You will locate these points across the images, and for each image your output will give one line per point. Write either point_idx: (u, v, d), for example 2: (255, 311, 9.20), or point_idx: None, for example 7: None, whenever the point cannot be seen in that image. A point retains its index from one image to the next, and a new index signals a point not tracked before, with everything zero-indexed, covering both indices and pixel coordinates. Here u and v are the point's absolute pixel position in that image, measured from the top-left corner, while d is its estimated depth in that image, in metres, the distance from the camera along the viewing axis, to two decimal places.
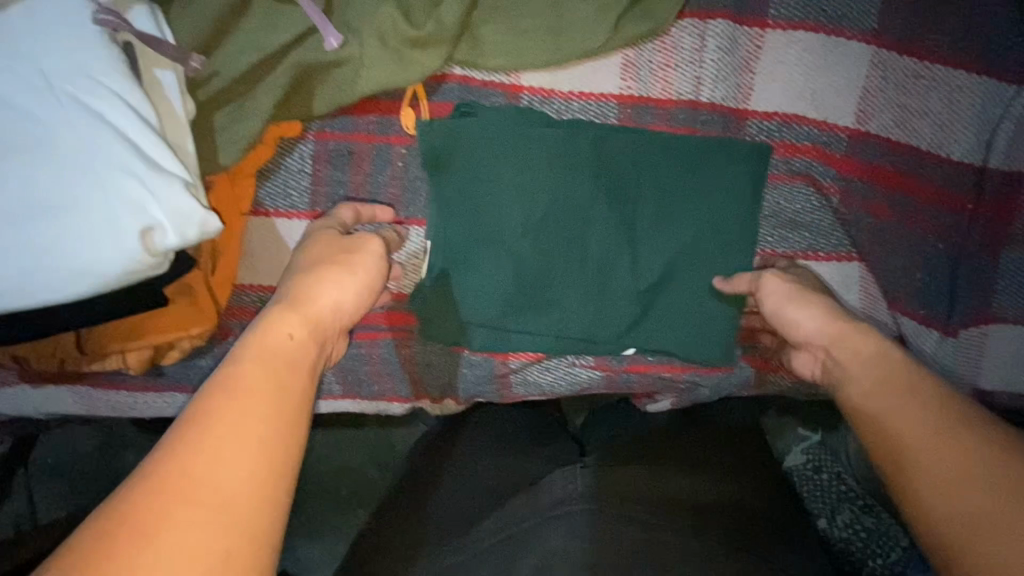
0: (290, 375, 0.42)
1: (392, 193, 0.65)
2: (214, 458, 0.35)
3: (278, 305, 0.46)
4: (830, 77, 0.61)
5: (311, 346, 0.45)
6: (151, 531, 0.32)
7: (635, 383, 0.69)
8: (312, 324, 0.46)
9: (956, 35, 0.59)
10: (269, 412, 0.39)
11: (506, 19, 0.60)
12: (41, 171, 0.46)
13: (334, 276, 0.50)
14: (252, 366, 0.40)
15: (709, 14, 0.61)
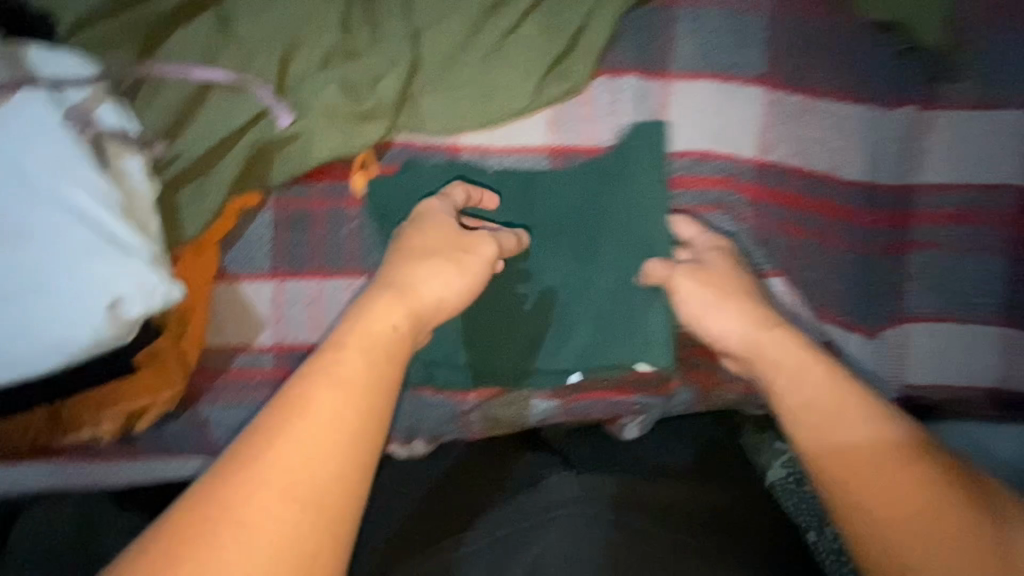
0: (389, 364, 0.48)
1: (349, 250, 0.70)
2: (311, 427, 0.42)
3: (383, 293, 0.52)
4: (733, 117, 0.68)
5: (412, 336, 0.51)
6: (251, 484, 0.39)
7: (591, 408, 0.72)
8: (412, 312, 0.52)
9: (840, 71, 0.66)
10: (362, 391, 0.45)
11: (442, 91, 0.68)
12: (13, 256, 0.50)
13: (443, 273, 0.55)
14: (356, 353, 0.46)
15: (619, 72, 0.68)
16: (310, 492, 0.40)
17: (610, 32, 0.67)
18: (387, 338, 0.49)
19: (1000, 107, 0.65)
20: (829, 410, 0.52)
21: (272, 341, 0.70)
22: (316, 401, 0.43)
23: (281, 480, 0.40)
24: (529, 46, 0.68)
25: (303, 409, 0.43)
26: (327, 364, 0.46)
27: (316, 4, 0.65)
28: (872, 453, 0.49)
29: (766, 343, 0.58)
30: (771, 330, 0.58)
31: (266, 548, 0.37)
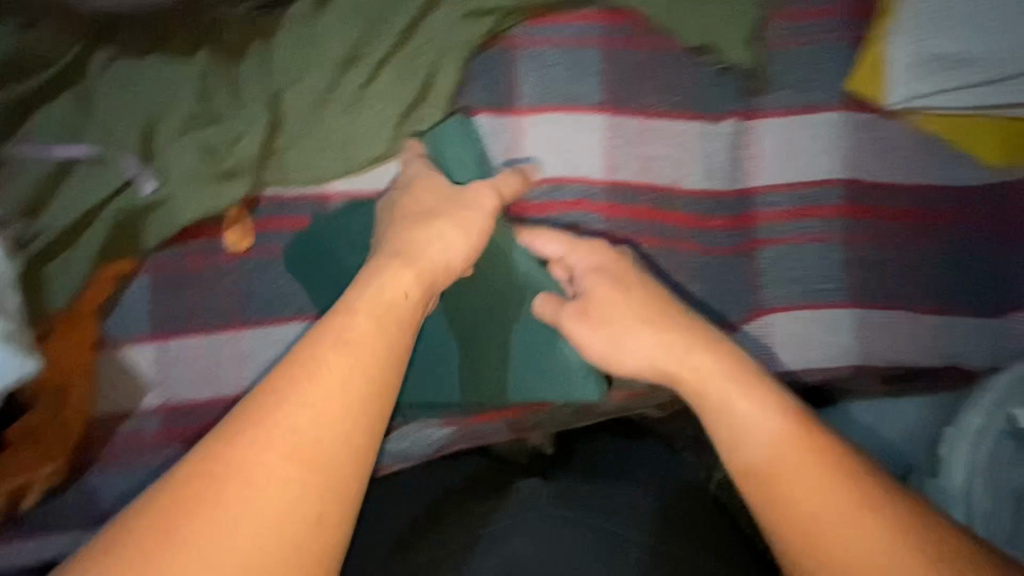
0: (395, 331, 0.52)
1: (228, 303, 0.72)
2: (323, 386, 0.47)
3: (392, 263, 0.57)
4: (580, 142, 0.73)
5: (418, 300, 0.56)
6: (266, 435, 0.44)
7: (486, 432, 0.75)
8: (418, 276, 0.57)
9: (670, 92, 0.72)
10: (373, 353, 0.50)
11: (306, 145, 0.72)
12: None
13: (442, 234, 0.60)
14: (365, 317, 0.51)
15: (471, 111, 0.74)
16: (315, 447, 0.45)
17: (458, 76, 0.73)
18: (396, 301, 0.54)
19: (815, 112, 0.71)
20: (763, 443, 0.51)
21: (159, 401, 0.71)
22: (325, 363, 0.48)
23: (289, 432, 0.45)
24: (385, 95, 0.73)
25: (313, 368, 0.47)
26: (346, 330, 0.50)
27: (174, 75, 0.68)
28: (801, 473, 0.49)
29: (695, 360, 0.56)
30: (693, 354, 0.56)
31: (272, 494, 0.43)
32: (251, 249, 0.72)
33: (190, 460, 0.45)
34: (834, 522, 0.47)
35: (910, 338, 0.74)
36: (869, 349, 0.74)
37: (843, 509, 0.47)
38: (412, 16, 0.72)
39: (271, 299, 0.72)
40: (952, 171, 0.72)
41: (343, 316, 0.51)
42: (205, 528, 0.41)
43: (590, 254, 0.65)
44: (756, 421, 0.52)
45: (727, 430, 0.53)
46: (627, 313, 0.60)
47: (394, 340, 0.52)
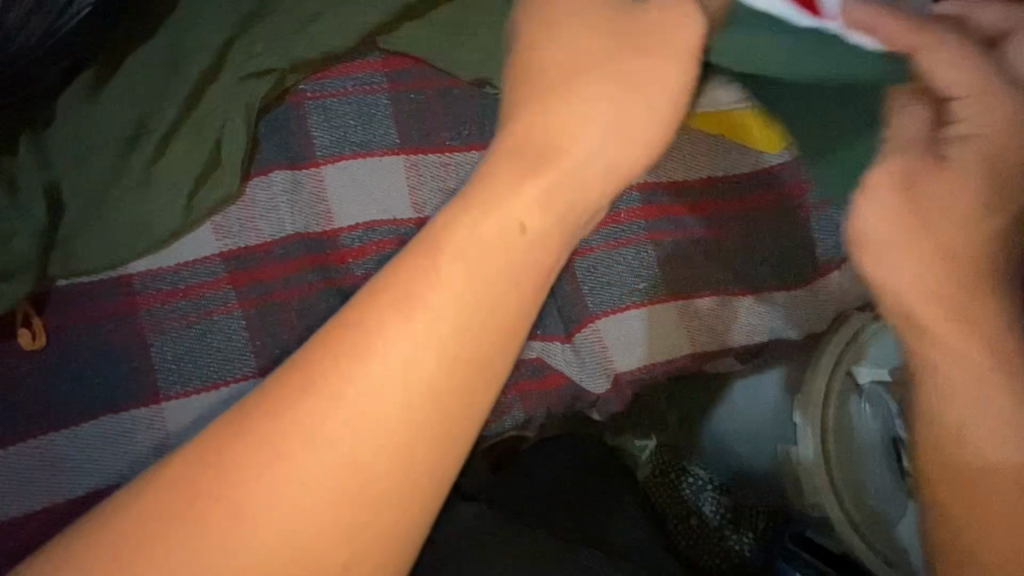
0: (484, 312, 0.42)
1: (31, 409, 0.67)
2: (387, 365, 0.40)
3: (553, 162, 0.46)
4: (382, 185, 0.74)
5: (541, 242, 0.45)
6: (306, 436, 0.39)
7: None
8: (547, 195, 0.45)
9: (459, 126, 0.76)
10: (458, 333, 0.41)
11: (94, 230, 0.70)
12: None
13: (583, 112, 0.47)
14: (450, 277, 0.41)
15: (268, 169, 0.74)
16: (369, 459, 0.40)
17: (248, 136, 0.73)
18: (493, 241, 0.43)
19: None
20: (966, 365, 0.52)
21: None
22: (391, 330, 0.40)
23: (334, 424, 0.39)
24: (177, 168, 0.72)
25: (393, 326, 0.40)
26: (458, 245, 0.42)
27: None
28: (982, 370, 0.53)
29: (956, 270, 0.52)
30: (951, 325, 0.52)
31: (297, 511, 0.39)
32: (47, 346, 0.68)
33: (210, 449, 0.40)
34: (1001, 469, 0.52)
35: (732, 320, 0.78)
36: (694, 338, 0.77)
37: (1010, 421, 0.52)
38: (191, 88, 0.72)
39: (77, 397, 0.68)
40: (736, 158, 0.78)
41: (462, 247, 0.42)
42: (242, 517, 0.39)
43: (985, 115, 0.50)
44: (952, 326, 0.52)
45: (937, 350, 0.53)
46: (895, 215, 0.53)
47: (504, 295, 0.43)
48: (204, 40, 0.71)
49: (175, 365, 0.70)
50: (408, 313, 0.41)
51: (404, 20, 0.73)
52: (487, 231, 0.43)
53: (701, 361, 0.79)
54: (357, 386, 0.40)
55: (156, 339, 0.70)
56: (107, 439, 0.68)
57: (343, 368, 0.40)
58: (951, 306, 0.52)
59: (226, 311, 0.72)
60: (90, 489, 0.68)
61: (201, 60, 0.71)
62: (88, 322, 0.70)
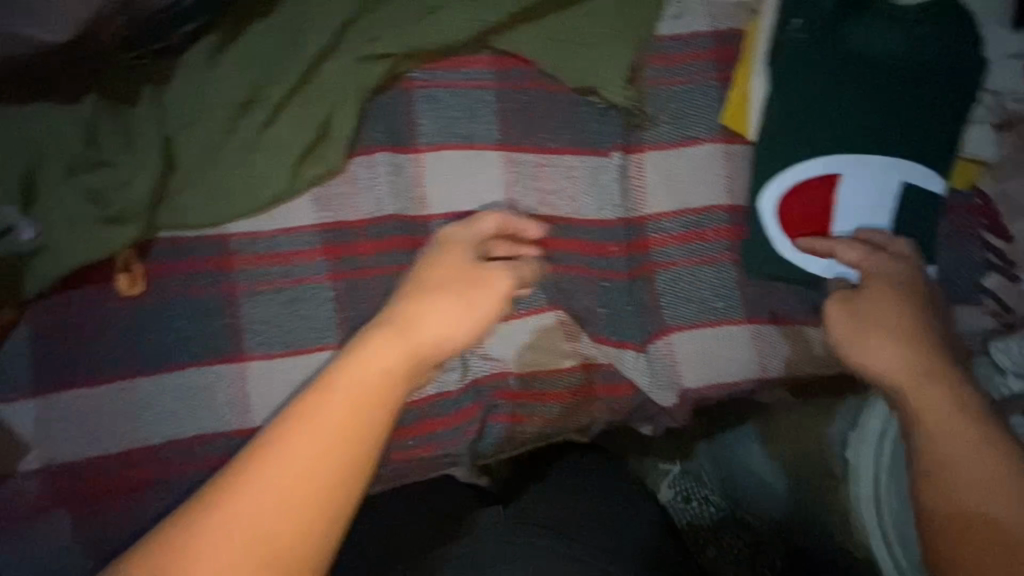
0: (361, 420, 0.57)
1: (120, 353, 0.69)
2: (302, 451, 0.54)
3: (388, 335, 0.61)
4: (480, 179, 0.76)
5: (401, 370, 0.60)
6: (230, 522, 0.53)
7: (508, 436, 0.78)
8: (404, 350, 0.61)
9: (562, 129, 0.77)
10: (321, 440, 0.55)
11: (199, 185, 0.71)
12: None
13: (442, 304, 0.64)
14: (326, 401, 0.57)
15: (372, 150, 0.76)
16: (263, 539, 0.52)
17: (356, 115, 0.75)
18: (369, 366, 0.59)
19: (695, 143, 0.76)
20: (936, 412, 0.60)
21: (39, 464, 0.67)
22: (287, 444, 0.55)
23: (252, 503, 0.53)
24: (284, 136, 0.74)
25: (289, 433, 0.55)
26: (350, 375, 0.58)
27: (61, 121, 0.68)
28: (942, 413, 0.60)
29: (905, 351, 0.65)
30: (922, 383, 0.62)
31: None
32: (145, 293, 0.70)
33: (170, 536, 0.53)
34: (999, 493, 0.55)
35: (806, 349, 0.78)
36: (765, 363, 0.78)
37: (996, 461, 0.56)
38: (309, 64, 0.74)
39: (165, 346, 0.70)
40: None
41: (352, 380, 0.58)
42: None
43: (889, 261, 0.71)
44: (921, 389, 0.62)
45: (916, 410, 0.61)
46: (858, 316, 0.68)
47: (381, 411, 0.58)
48: (328, 22, 0.75)
49: (262, 327, 0.72)
50: (292, 428, 0.55)
51: (520, 22, 0.75)
52: (355, 368, 0.59)
53: (765, 387, 0.80)
54: (257, 480, 0.54)
55: (247, 300, 0.72)
56: (189, 392, 0.70)
57: (260, 464, 0.54)
58: (916, 379, 0.63)
59: (317, 281, 0.73)
60: (166, 439, 0.69)
61: (320, 39, 0.75)
62: (183, 276, 0.71)
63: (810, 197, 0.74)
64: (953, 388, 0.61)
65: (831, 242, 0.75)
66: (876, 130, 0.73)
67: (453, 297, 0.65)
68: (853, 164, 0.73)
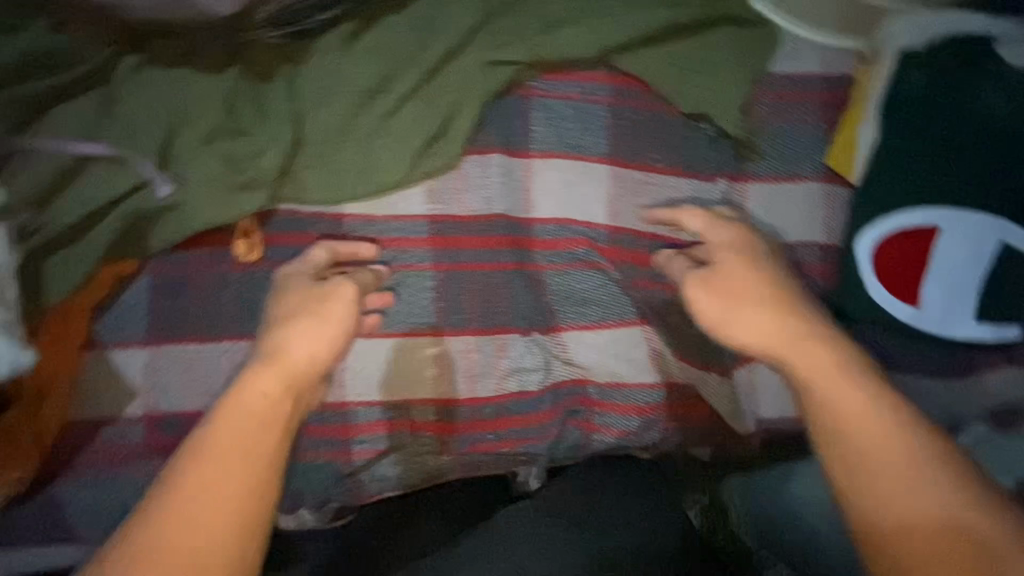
0: (263, 435, 0.55)
1: (230, 313, 0.71)
2: (219, 466, 0.52)
3: (267, 364, 0.60)
4: (585, 191, 0.78)
5: (285, 399, 0.59)
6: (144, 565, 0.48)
7: (584, 442, 0.79)
8: (280, 381, 0.59)
9: (670, 150, 0.79)
10: (243, 448, 0.54)
11: (322, 164, 0.74)
12: None
13: (310, 328, 0.63)
14: (217, 426, 0.55)
15: (487, 150, 0.78)
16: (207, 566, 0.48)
17: (478, 115, 0.78)
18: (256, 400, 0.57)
19: (797, 180, 0.79)
20: (849, 406, 0.56)
21: (143, 411, 0.69)
22: (202, 468, 0.52)
23: (182, 520, 0.50)
24: (407, 127, 0.76)
25: (208, 463, 0.52)
26: (242, 405, 0.56)
27: (204, 88, 0.71)
28: (861, 411, 0.56)
29: (739, 315, 0.65)
30: (820, 356, 0.60)
31: None
32: (261, 260, 0.72)
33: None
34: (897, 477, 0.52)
35: None
36: None
37: (917, 448, 0.53)
38: (437, 61, 0.78)
39: None
40: None
41: (244, 400, 0.57)
42: None
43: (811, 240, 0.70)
44: (810, 373, 0.60)
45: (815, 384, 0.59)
46: (720, 295, 0.67)
47: (273, 433, 0.56)
48: (460, 24, 0.78)
49: None
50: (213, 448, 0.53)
51: (641, 46, 0.79)
52: (246, 395, 0.57)
53: None
54: (165, 522, 0.50)
55: None
56: None
57: (192, 483, 0.51)
58: (791, 342, 0.62)
59: (421, 268, 0.77)
60: None
61: (451, 39, 0.78)
62: (297, 247, 0.74)
63: (900, 246, 0.76)
64: (843, 376, 0.58)
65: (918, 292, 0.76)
66: (984, 188, 0.73)
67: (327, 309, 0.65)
68: (953, 220, 0.73)
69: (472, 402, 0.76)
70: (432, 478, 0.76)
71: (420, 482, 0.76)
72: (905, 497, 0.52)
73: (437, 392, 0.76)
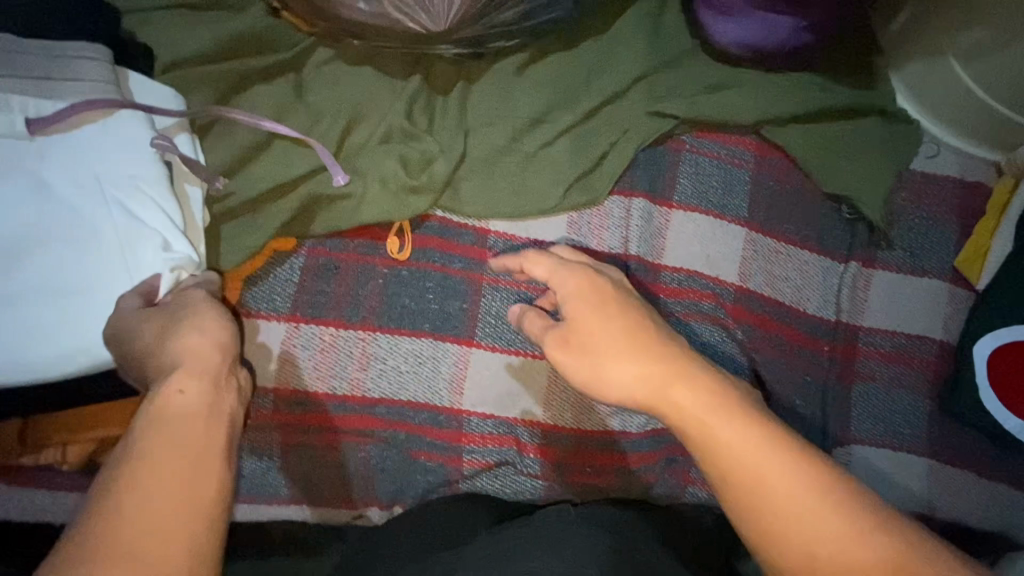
0: (195, 424, 0.46)
1: (369, 304, 0.73)
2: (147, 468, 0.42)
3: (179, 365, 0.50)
4: (718, 249, 0.81)
5: (206, 390, 0.49)
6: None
7: (683, 492, 0.78)
8: (191, 372, 0.50)
9: (804, 225, 0.82)
10: (169, 440, 0.44)
11: (480, 178, 0.77)
12: (83, 262, 0.58)
13: (199, 327, 0.54)
14: (143, 429, 0.45)
15: (631, 194, 0.81)
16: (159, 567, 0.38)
17: (630, 159, 0.81)
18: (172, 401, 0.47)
19: (923, 275, 0.82)
20: (737, 458, 0.46)
21: (273, 383, 0.70)
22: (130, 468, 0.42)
23: (131, 531, 0.39)
24: (562, 157, 0.80)
25: (146, 468, 0.42)
26: (168, 408, 0.47)
27: (389, 92, 0.76)
28: (746, 449, 0.46)
29: (638, 382, 0.53)
30: (715, 415, 0.48)
31: None
32: (406, 259, 0.75)
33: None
34: (812, 522, 0.43)
35: (991, 500, 0.79)
36: (938, 498, 0.78)
37: (802, 472, 0.45)
38: (600, 101, 0.81)
39: (411, 312, 0.74)
40: None
41: (165, 401, 0.47)
42: None
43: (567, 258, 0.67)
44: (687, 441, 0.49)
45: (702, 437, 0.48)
46: (591, 357, 0.56)
47: (206, 422, 0.47)
48: (625, 71, 0.82)
49: (494, 320, 0.76)
50: (142, 455, 0.43)
51: (792, 122, 0.83)
52: (155, 404, 0.47)
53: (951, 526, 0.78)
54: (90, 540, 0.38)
55: (489, 290, 0.76)
56: (417, 358, 0.74)
57: (122, 499, 0.40)
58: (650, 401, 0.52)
59: None
60: (383, 395, 0.72)
61: (616, 83, 0.82)
62: (443, 253, 0.76)
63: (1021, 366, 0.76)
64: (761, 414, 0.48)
65: None
66: None
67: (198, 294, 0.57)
68: None
69: (578, 432, 0.76)
70: (522, 499, 0.75)
71: (515, 499, 0.75)
72: (854, 532, 0.42)
73: (543, 415, 0.76)
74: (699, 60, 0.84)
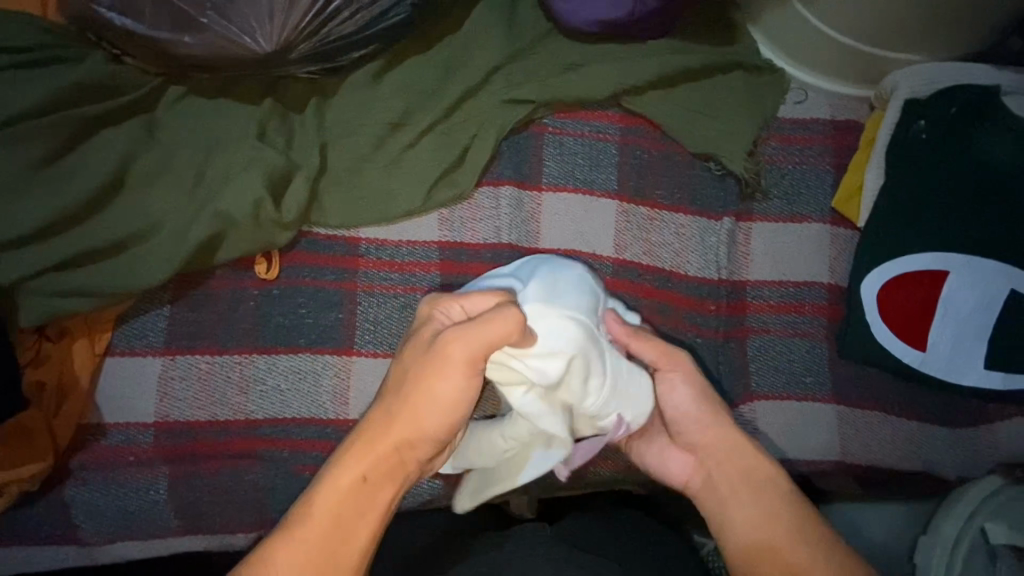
0: (366, 507, 0.54)
1: (244, 328, 0.74)
2: (300, 552, 0.52)
3: (381, 440, 0.55)
4: (592, 222, 0.81)
5: (392, 476, 0.55)
6: None
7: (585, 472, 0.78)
8: (385, 451, 0.55)
9: (678, 191, 0.82)
10: (342, 517, 0.53)
11: (342, 190, 0.78)
12: (575, 295, 0.65)
13: (431, 403, 0.54)
14: (330, 495, 0.53)
15: (500, 183, 0.82)
16: None
17: (494, 148, 0.81)
18: (364, 475, 0.54)
19: (803, 220, 0.81)
20: (750, 510, 0.61)
21: (156, 417, 0.71)
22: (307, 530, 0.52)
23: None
24: (425, 158, 0.80)
25: (311, 537, 0.52)
26: (352, 476, 0.54)
27: (237, 116, 0.76)
28: (769, 540, 0.59)
29: (737, 443, 0.64)
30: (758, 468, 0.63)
31: None
32: (276, 278, 0.76)
33: None
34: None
35: (891, 440, 0.78)
36: (838, 445, 0.78)
37: (804, 540, 0.58)
38: (458, 95, 0.81)
39: (286, 329, 0.75)
40: (946, 287, 0.75)
41: (356, 472, 0.54)
42: None
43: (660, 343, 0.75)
44: (751, 536, 0.60)
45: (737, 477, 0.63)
46: (700, 395, 0.66)
47: (373, 514, 0.54)
48: (481, 63, 0.82)
49: (373, 326, 0.76)
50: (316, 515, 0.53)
51: (652, 88, 0.82)
52: (344, 479, 0.54)
53: (851, 469, 0.78)
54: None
55: (364, 297, 0.77)
56: (297, 375, 0.74)
57: (290, 552, 0.52)
58: (731, 457, 0.64)
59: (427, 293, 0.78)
60: (267, 416, 0.73)
61: (470, 78, 0.81)
62: (313, 266, 0.77)
63: (906, 299, 0.76)
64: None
65: (919, 339, 0.76)
66: (975, 232, 0.75)
67: (460, 387, 0.53)
68: (958, 263, 0.75)
69: None
70: (421, 498, 0.78)
71: (416, 500, 0.78)
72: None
73: None
74: (556, 41, 0.83)
